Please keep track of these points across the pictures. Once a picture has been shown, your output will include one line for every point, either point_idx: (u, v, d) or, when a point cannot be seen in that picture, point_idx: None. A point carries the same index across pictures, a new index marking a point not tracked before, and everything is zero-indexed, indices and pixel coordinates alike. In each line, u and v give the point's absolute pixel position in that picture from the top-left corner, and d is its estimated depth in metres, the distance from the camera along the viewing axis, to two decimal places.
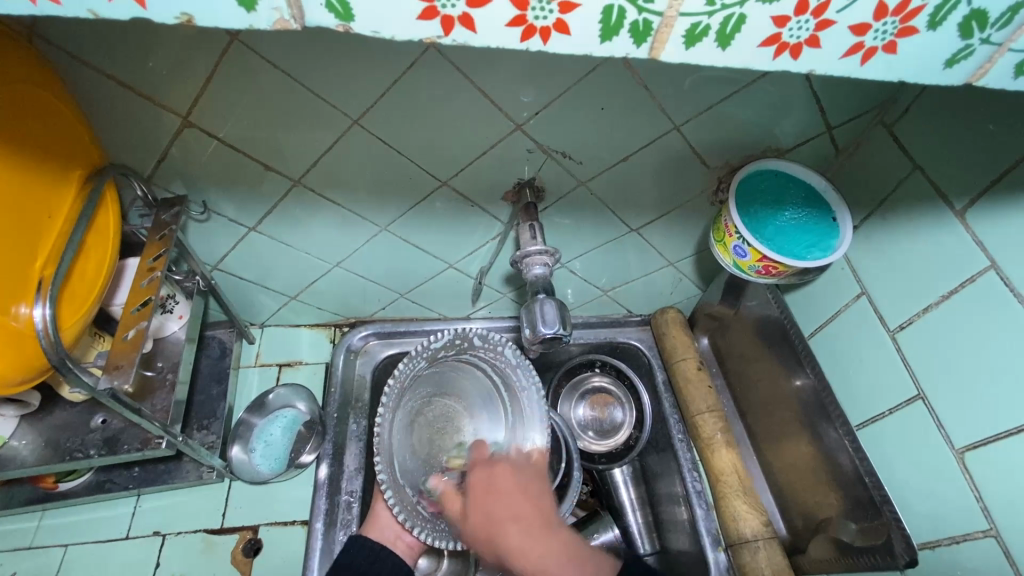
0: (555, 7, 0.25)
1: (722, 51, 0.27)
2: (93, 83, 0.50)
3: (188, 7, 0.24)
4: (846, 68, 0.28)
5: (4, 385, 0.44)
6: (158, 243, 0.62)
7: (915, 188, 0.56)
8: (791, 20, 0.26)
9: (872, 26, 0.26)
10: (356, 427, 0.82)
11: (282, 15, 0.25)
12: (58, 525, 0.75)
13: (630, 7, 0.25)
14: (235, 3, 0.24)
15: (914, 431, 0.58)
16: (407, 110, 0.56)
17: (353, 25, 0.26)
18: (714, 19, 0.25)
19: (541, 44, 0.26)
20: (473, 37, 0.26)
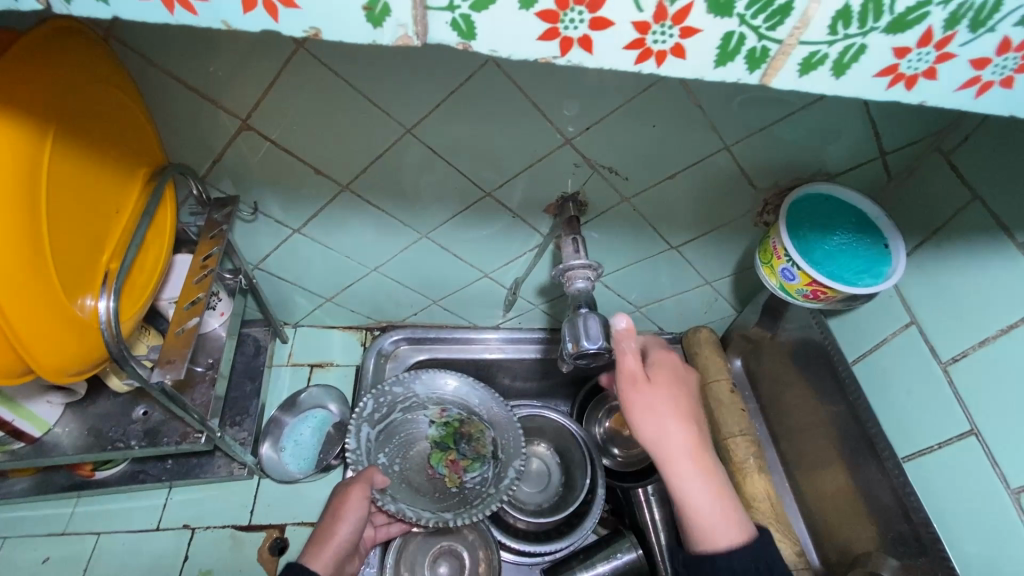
0: (677, 30, 0.25)
1: (836, 80, 0.26)
2: (161, 83, 0.52)
3: (320, 22, 0.25)
4: (958, 101, 0.27)
5: (66, 372, 0.43)
6: (210, 242, 0.63)
7: (974, 218, 0.55)
8: (911, 52, 0.25)
9: (992, 61, 0.25)
10: (364, 431, 0.79)
11: (407, 31, 0.25)
12: (91, 513, 0.76)
13: (751, 34, 0.25)
14: (365, 19, 0.25)
15: (965, 467, 0.57)
16: (458, 121, 0.57)
17: (474, 44, 0.26)
18: (833, 49, 0.25)
19: (654, 67, 0.26)
20: (589, 58, 0.26)
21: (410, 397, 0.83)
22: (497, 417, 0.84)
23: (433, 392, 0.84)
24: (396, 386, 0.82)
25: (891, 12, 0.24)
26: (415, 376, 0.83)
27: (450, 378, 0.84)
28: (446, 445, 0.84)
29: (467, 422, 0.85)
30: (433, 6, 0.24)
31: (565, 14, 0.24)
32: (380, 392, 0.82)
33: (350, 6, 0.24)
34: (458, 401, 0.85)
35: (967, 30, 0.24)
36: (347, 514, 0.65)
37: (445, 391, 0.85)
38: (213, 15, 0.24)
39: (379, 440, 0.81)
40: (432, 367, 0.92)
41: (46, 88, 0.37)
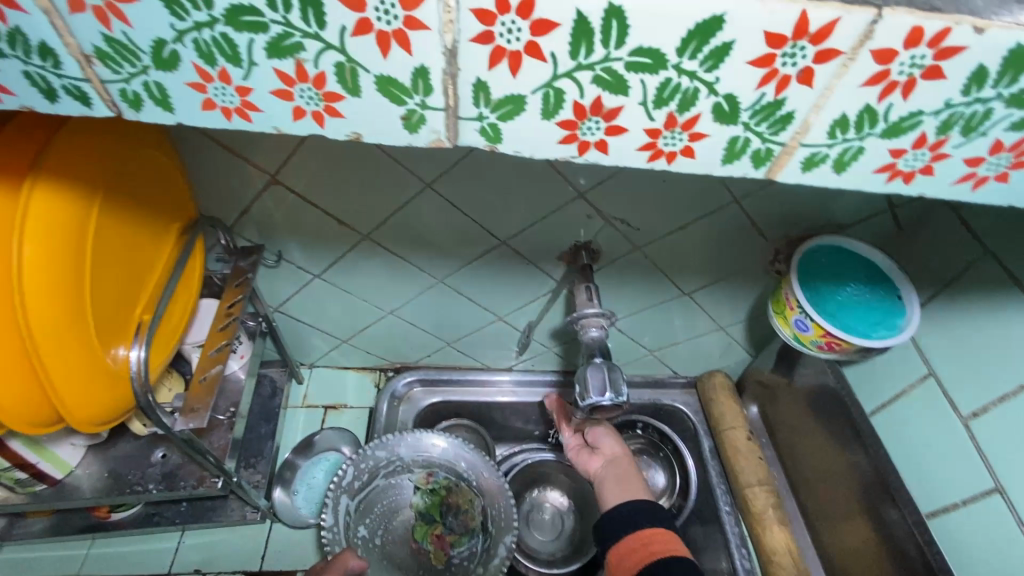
0: (686, 136, 0.26)
1: (837, 176, 0.28)
2: (198, 146, 0.56)
3: (360, 128, 0.27)
4: (957, 194, 0.28)
5: (95, 423, 0.45)
6: (236, 290, 0.66)
7: (985, 272, 0.55)
8: (907, 153, 0.27)
9: (987, 159, 0.27)
10: (343, 502, 0.72)
11: (439, 137, 0.27)
12: (105, 555, 0.76)
13: (755, 138, 0.26)
14: (402, 126, 0.27)
15: (991, 526, 0.55)
16: (475, 176, 0.59)
17: (499, 146, 0.28)
18: (833, 150, 0.27)
19: (666, 164, 0.28)
20: (604, 157, 0.28)
21: (392, 461, 0.75)
22: (487, 483, 0.75)
23: (418, 455, 0.76)
24: (378, 451, 0.74)
25: (886, 121, 0.25)
26: (398, 438, 0.75)
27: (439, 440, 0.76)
28: (432, 517, 0.76)
29: (454, 490, 0.76)
30: (464, 117, 0.26)
31: (583, 122, 0.26)
32: (359, 460, 0.74)
33: (390, 117, 0.26)
34: (446, 464, 0.76)
35: (961, 135, 0.26)
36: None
37: (433, 453, 0.76)
38: (267, 122, 0.27)
39: (361, 509, 0.74)
40: (445, 409, 0.92)
41: (94, 164, 0.40)
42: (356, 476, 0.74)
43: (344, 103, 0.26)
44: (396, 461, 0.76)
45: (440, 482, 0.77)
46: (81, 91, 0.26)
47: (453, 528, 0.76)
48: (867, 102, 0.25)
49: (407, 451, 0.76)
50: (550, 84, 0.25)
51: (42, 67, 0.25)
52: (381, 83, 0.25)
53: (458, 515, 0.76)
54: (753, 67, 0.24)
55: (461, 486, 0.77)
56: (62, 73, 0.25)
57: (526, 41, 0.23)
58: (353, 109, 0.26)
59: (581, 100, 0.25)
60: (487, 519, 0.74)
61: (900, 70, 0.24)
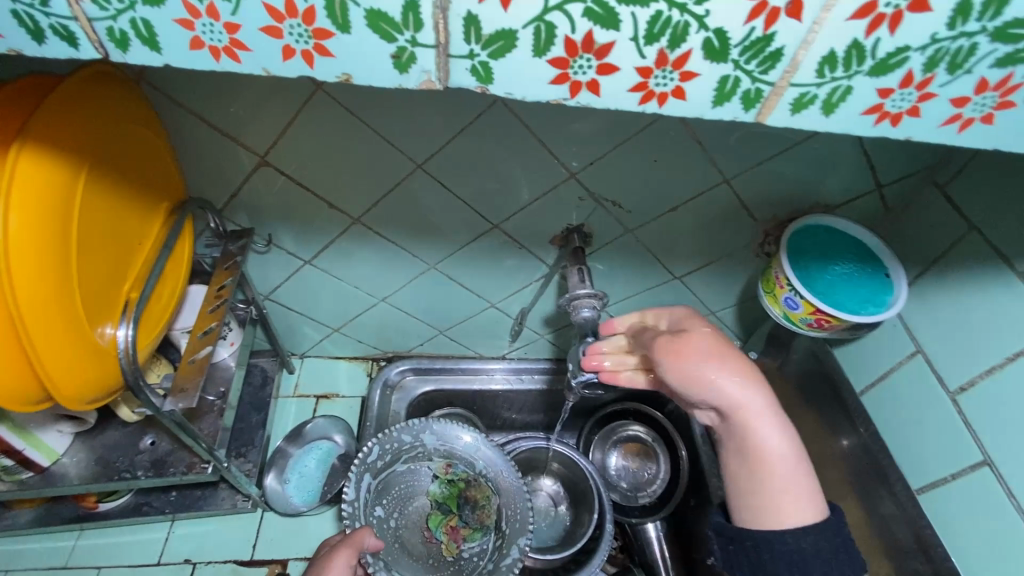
0: (677, 75, 0.27)
1: (826, 118, 0.28)
2: (185, 124, 0.55)
3: (351, 68, 0.27)
4: (942, 136, 0.29)
5: (81, 402, 0.44)
6: (225, 273, 0.65)
7: (972, 248, 0.56)
8: (894, 92, 0.27)
9: (972, 99, 0.27)
10: (365, 481, 0.71)
11: (430, 76, 0.27)
12: (93, 546, 0.75)
13: (745, 77, 0.27)
14: (391, 65, 0.27)
15: (979, 499, 0.56)
16: (467, 157, 0.59)
17: (490, 87, 0.28)
18: (821, 90, 0.27)
19: (657, 107, 0.28)
20: (597, 99, 0.28)
21: (416, 448, 0.75)
22: (503, 480, 0.75)
23: (442, 444, 0.76)
24: (405, 435, 0.74)
25: (873, 57, 0.26)
26: (427, 423, 0.75)
27: (462, 433, 0.76)
28: (448, 507, 0.76)
29: (472, 484, 0.76)
30: (454, 54, 0.26)
31: (575, 60, 0.26)
32: (387, 439, 0.74)
33: (380, 56, 0.26)
34: (466, 457, 0.76)
35: (946, 72, 0.26)
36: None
37: (456, 445, 0.76)
38: (254, 64, 0.27)
39: (381, 488, 0.74)
40: (438, 398, 0.92)
41: (81, 133, 0.40)
42: (380, 456, 0.74)
43: (334, 40, 0.26)
44: (418, 448, 0.76)
45: (458, 474, 0.76)
46: (69, 30, 0.26)
47: (467, 522, 0.75)
48: (854, 37, 0.25)
49: (431, 440, 0.75)
50: (541, 18, 0.25)
51: (31, 5, 0.25)
52: (370, 18, 0.25)
53: (473, 509, 0.75)
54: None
55: (478, 483, 0.76)
56: (50, 10, 0.25)
57: None
58: (342, 47, 0.26)
59: (573, 35, 0.25)
60: (502, 517, 0.73)
61: (886, 2, 0.24)
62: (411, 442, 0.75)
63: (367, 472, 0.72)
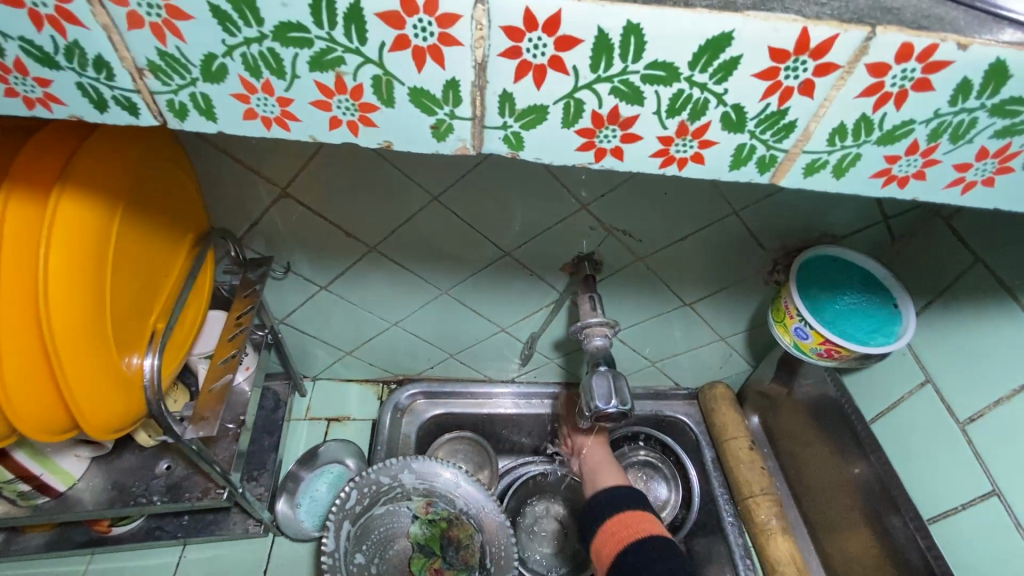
0: (696, 143, 0.28)
1: (837, 181, 0.29)
2: (209, 160, 0.58)
3: (390, 136, 0.28)
4: (947, 197, 0.30)
5: (107, 432, 0.45)
6: (244, 301, 0.66)
7: (978, 280, 0.57)
8: (901, 159, 0.28)
9: (974, 165, 0.28)
10: (343, 528, 0.71)
11: (464, 143, 0.29)
12: (104, 571, 0.76)
13: (760, 145, 0.28)
14: (429, 134, 0.28)
15: (991, 531, 0.55)
16: (481, 189, 0.61)
17: (520, 152, 0.29)
18: (832, 156, 0.28)
19: (676, 170, 0.30)
20: (620, 163, 0.29)
21: (394, 489, 0.75)
22: (485, 516, 0.75)
23: (421, 483, 0.76)
24: (382, 477, 0.74)
25: (881, 128, 0.27)
26: (404, 462, 0.75)
27: (441, 470, 0.76)
28: (431, 550, 0.75)
29: (454, 522, 0.75)
30: (488, 125, 0.28)
31: (601, 131, 0.28)
32: (362, 483, 0.74)
33: (418, 125, 0.28)
34: (446, 495, 0.76)
35: (949, 142, 0.27)
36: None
37: (435, 483, 0.76)
38: (300, 131, 0.28)
39: (361, 533, 0.73)
40: (447, 422, 0.93)
41: (118, 178, 0.41)
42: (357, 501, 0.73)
43: (378, 113, 0.27)
44: (396, 489, 0.76)
45: (439, 513, 0.76)
46: (130, 101, 0.28)
47: (452, 562, 0.74)
48: (863, 112, 0.26)
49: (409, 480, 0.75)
50: (571, 95, 0.26)
51: (97, 79, 0.27)
52: (412, 95, 0.27)
53: (457, 549, 0.75)
54: (758, 79, 0.25)
55: (460, 521, 0.75)
56: (114, 84, 0.27)
57: (550, 55, 0.25)
58: (385, 118, 0.28)
59: (600, 109, 0.27)
60: (485, 555, 0.73)
61: (892, 82, 0.25)
62: (388, 483, 0.75)
63: (345, 519, 0.72)
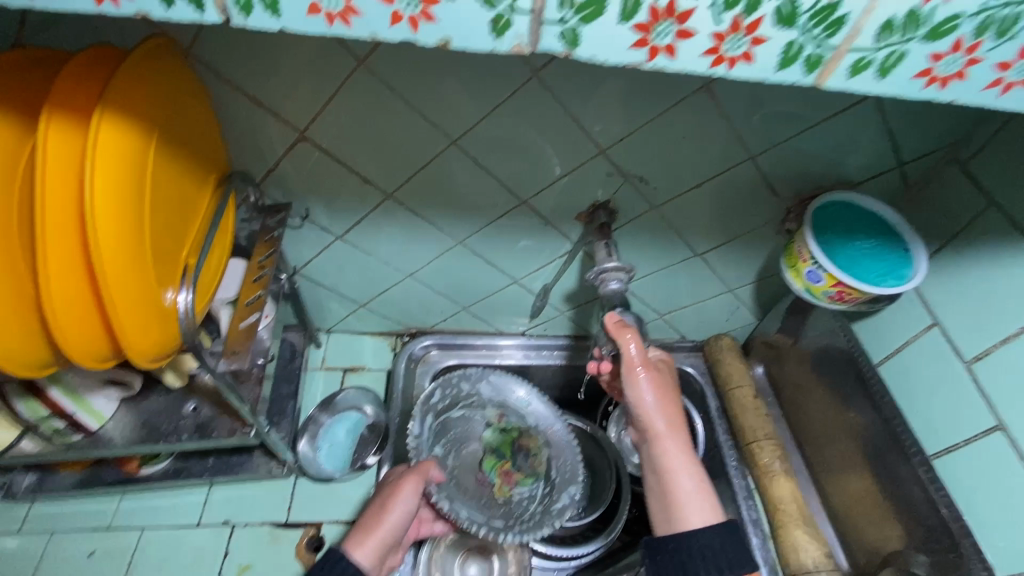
0: (749, 36, 0.29)
1: (881, 80, 0.30)
2: (230, 99, 0.58)
3: (450, 31, 0.29)
4: (983, 99, 0.31)
5: (146, 360, 0.46)
6: (266, 245, 0.67)
7: (991, 222, 0.58)
8: (945, 56, 0.29)
9: (1015, 63, 0.29)
10: (422, 425, 0.84)
11: (521, 41, 0.29)
12: (134, 510, 0.79)
13: (810, 42, 0.29)
14: (489, 31, 0.29)
15: (991, 463, 0.58)
16: (501, 132, 0.61)
17: (574, 51, 0.30)
18: (879, 53, 0.29)
19: (726, 70, 0.30)
20: (671, 62, 0.30)
21: (474, 396, 0.89)
22: (553, 433, 0.89)
23: (497, 396, 0.89)
24: (464, 383, 0.88)
25: (929, 22, 0.27)
26: (484, 373, 0.89)
27: (514, 385, 0.89)
28: (502, 453, 0.88)
29: (525, 432, 0.89)
30: (547, 19, 0.28)
31: (656, 26, 0.28)
32: (449, 386, 0.88)
33: (478, 16, 0.28)
34: (519, 410, 0.90)
35: (994, 37, 0.28)
36: (394, 510, 0.66)
37: (509, 398, 0.90)
38: (363, 28, 0.29)
39: (441, 429, 0.87)
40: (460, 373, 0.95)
41: (151, 104, 0.42)
42: (442, 401, 0.88)
43: (440, 5, 0.28)
44: (473, 398, 0.90)
45: (511, 425, 0.90)
46: None
47: (520, 467, 0.88)
48: (913, 3, 0.27)
49: (488, 391, 0.90)
50: None
51: None
52: None
53: (526, 456, 0.88)
54: None
55: (527, 431, 0.90)
56: None
57: None
58: (449, 11, 0.28)
59: (658, 2, 0.27)
60: (552, 466, 0.88)
61: None
62: (468, 392, 0.89)
63: (429, 412, 0.85)
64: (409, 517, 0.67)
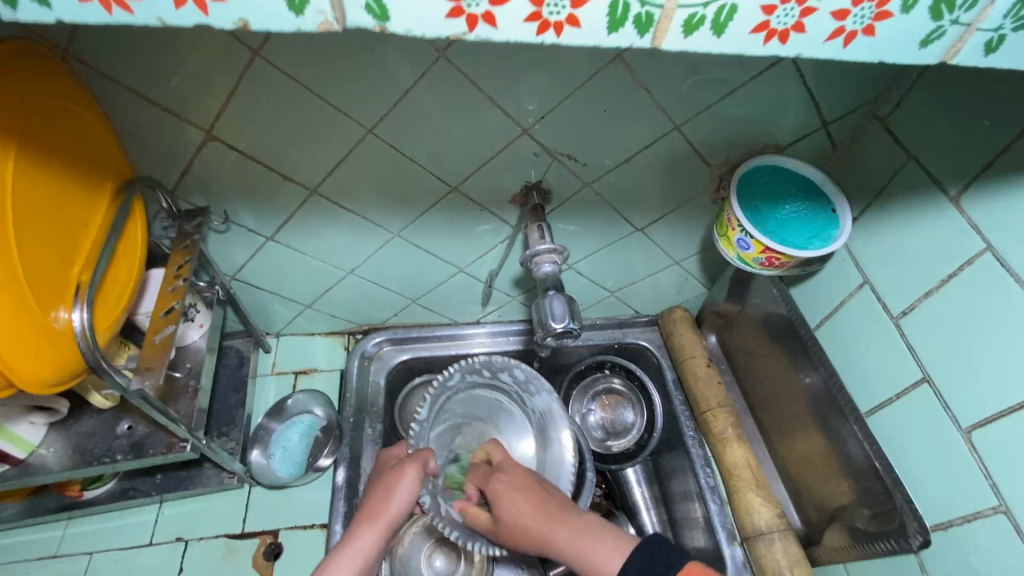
0: (568, 2, 0.26)
1: (718, 39, 0.28)
2: (122, 101, 0.54)
3: (248, 14, 0.26)
4: (829, 51, 0.29)
5: (43, 386, 0.44)
6: (182, 252, 0.64)
7: (910, 177, 0.58)
8: (778, 8, 0.27)
9: (851, 12, 0.27)
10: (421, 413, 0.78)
11: (327, 17, 0.27)
12: (82, 534, 0.76)
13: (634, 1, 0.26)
14: (287, 9, 0.26)
15: (920, 415, 0.58)
16: (417, 116, 0.59)
17: (389, 26, 0.27)
18: (710, 10, 0.27)
19: (556, 38, 0.28)
20: (496, 32, 0.28)
21: (500, 385, 0.84)
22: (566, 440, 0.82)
23: (523, 390, 0.83)
24: (486, 369, 0.81)
25: None
26: (513, 362, 0.81)
27: (544, 392, 0.83)
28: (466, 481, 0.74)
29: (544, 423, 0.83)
30: None
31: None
32: (484, 364, 0.82)
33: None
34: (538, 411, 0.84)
35: None
36: (402, 487, 0.64)
37: (531, 397, 0.83)
38: (148, 13, 0.26)
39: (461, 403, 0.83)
40: (417, 366, 0.94)
41: None
42: (460, 382, 0.81)
43: None
44: (499, 385, 0.84)
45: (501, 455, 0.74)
46: None
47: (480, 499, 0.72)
48: None
49: (519, 378, 0.82)
50: None
51: None
52: None
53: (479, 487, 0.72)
54: None
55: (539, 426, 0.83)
56: None
57: None
58: None
59: None
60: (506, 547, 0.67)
61: None
62: (497, 370, 0.83)
63: (437, 391, 0.79)
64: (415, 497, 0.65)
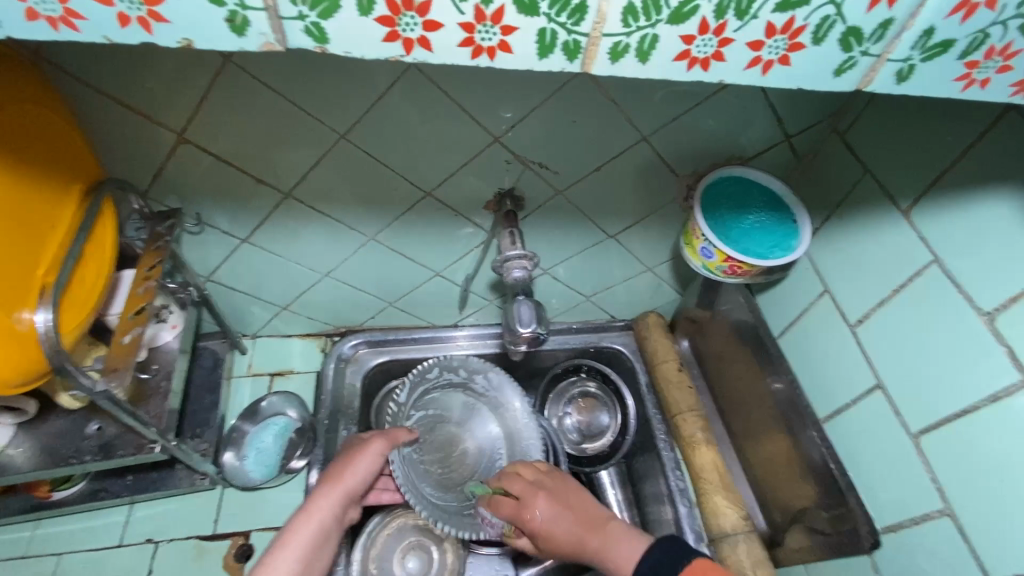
0: (498, 30, 0.28)
1: (643, 66, 0.30)
2: (94, 104, 0.54)
3: (190, 34, 0.27)
4: (749, 79, 0.31)
5: (7, 385, 0.46)
6: (154, 253, 0.64)
7: (867, 191, 0.60)
8: (696, 39, 0.29)
9: (765, 43, 0.29)
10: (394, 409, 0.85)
11: (268, 39, 0.28)
12: (51, 535, 0.76)
13: (560, 30, 0.28)
14: (228, 28, 0.27)
15: (874, 421, 0.60)
16: (389, 123, 0.60)
17: (329, 47, 0.29)
18: (632, 39, 0.29)
19: (489, 61, 0.30)
20: (431, 55, 0.29)
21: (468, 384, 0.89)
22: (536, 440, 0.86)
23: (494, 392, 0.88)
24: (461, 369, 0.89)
25: (668, 6, 0.27)
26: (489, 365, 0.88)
27: (508, 391, 0.88)
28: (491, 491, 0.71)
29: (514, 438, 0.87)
30: (286, 16, 0.27)
31: (400, 18, 0.27)
32: (454, 362, 0.88)
33: (213, 17, 0.27)
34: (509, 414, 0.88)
35: (736, 18, 0.28)
36: (360, 462, 0.67)
37: (503, 397, 0.88)
38: (95, 32, 0.27)
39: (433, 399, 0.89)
40: (394, 368, 0.94)
41: None
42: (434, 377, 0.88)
43: (166, 7, 0.26)
44: (471, 385, 0.90)
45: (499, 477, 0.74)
46: None
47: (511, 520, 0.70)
48: None
49: (493, 379, 0.88)
50: None
51: None
52: None
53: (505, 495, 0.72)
54: None
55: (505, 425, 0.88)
56: None
57: None
58: (177, 11, 0.26)
59: None
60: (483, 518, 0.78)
61: None
62: (470, 372, 0.89)
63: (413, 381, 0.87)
64: (376, 471, 0.68)
